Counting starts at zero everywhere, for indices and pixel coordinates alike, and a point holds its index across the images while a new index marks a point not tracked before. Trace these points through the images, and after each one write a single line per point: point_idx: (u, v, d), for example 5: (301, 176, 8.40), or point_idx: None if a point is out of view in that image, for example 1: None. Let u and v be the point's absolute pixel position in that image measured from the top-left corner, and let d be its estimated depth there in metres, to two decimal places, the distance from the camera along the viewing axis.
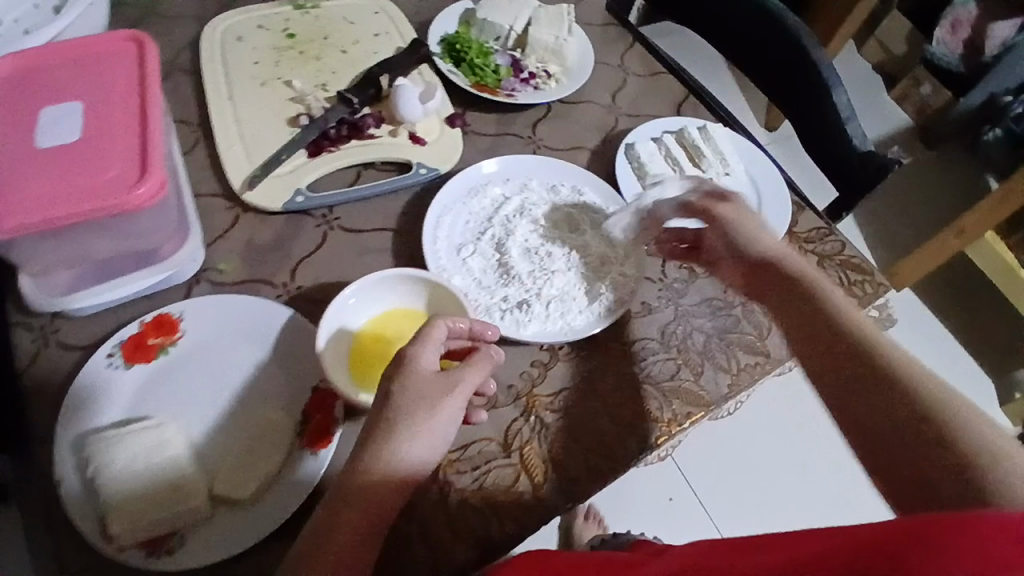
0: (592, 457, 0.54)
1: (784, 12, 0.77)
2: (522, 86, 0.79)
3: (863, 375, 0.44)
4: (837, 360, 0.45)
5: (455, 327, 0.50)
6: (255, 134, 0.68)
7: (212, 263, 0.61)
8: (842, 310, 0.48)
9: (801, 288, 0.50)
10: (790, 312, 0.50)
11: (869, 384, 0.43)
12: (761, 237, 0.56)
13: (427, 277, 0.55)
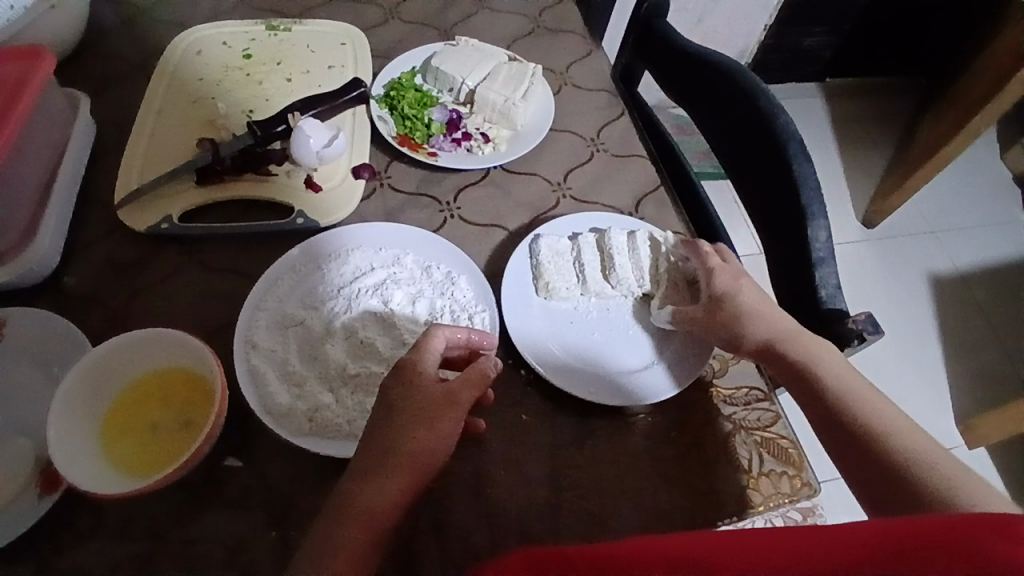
0: (576, 523, 0.50)
1: (777, 111, 0.63)
2: (449, 146, 0.71)
3: (859, 444, 0.49)
4: (855, 462, 0.49)
5: (453, 338, 0.52)
6: (161, 149, 0.68)
7: (65, 272, 0.61)
8: (854, 399, 0.52)
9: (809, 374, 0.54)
10: (819, 409, 0.53)
11: (879, 461, 0.48)
12: (764, 303, 0.58)
13: (169, 338, 0.50)
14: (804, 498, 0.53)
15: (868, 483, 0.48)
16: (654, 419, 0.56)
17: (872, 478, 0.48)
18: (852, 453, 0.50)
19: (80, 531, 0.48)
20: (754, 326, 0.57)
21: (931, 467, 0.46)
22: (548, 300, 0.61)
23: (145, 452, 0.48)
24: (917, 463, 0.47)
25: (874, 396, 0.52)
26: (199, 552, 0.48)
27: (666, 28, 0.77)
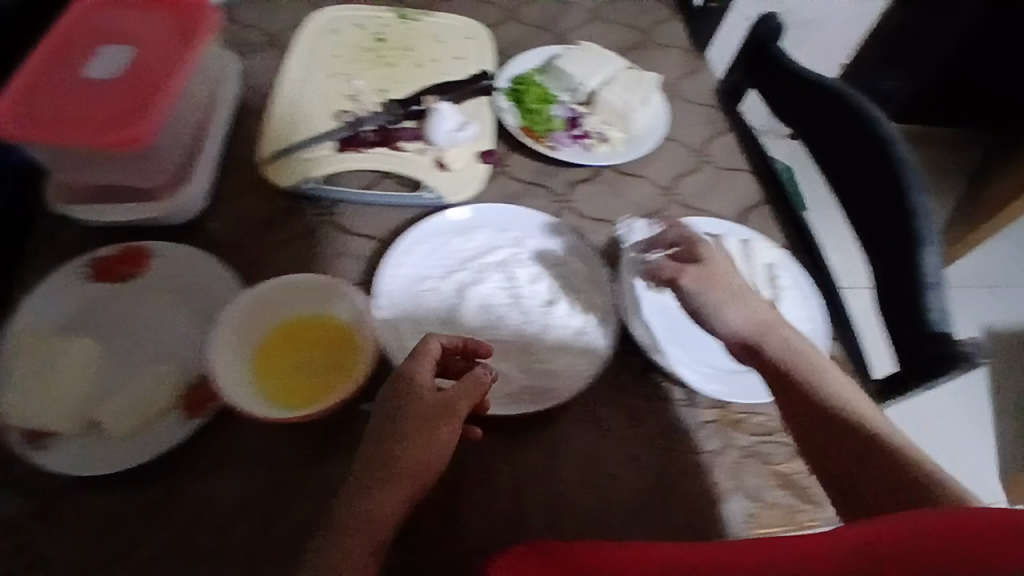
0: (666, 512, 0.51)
1: (893, 140, 0.65)
2: (568, 142, 0.74)
3: (883, 462, 0.49)
4: (860, 474, 0.50)
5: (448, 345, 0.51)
6: (301, 117, 0.72)
7: (211, 219, 0.65)
8: (854, 409, 0.53)
9: (812, 390, 0.53)
10: (806, 421, 0.53)
11: (888, 473, 0.49)
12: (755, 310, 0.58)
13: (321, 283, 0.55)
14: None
15: (868, 491, 0.49)
16: (760, 418, 0.58)
17: (887, 492, 0.48)
18: (849, 461, 0.51)
19: (217, 454, 0.52)
20: (767, 344, 0.56)
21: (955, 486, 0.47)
22: (659, 295, 0.63)
23: (294, 385, 0.51)
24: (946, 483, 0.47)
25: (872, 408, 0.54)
26: (330, 488, 0.50)
27: (782, 52, 0.79)
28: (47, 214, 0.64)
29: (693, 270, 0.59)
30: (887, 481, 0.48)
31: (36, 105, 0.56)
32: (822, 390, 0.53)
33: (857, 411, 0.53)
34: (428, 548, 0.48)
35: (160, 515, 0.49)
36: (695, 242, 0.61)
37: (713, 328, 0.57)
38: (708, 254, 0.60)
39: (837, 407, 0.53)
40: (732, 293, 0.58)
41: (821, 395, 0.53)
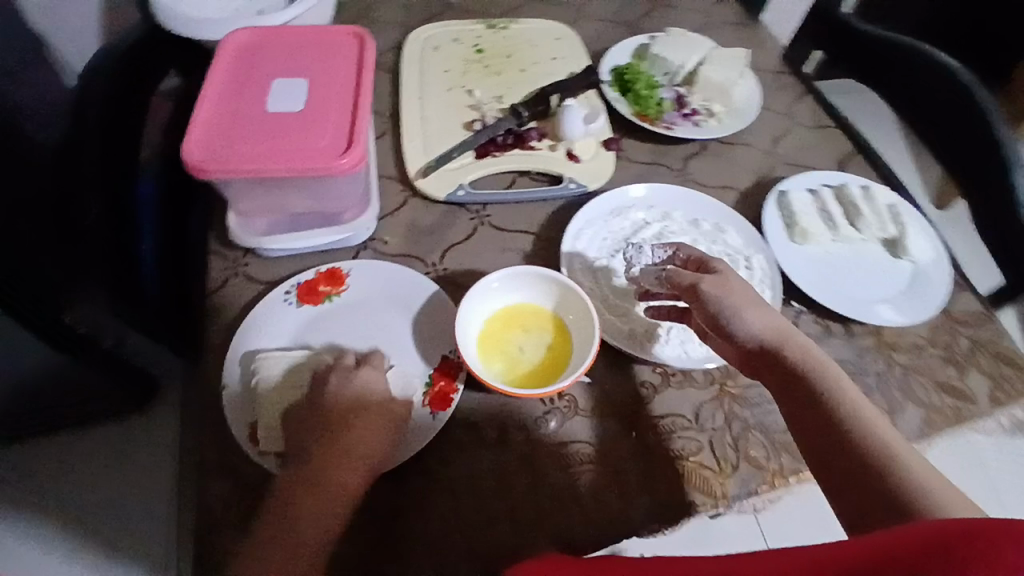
0: None
1: (974, 85, 0.73)
2: (682, 120, 0.81)
3: (870, 478, 0.44)
4: (858, 495, 0.44)
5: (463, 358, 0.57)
6: (435, 132, 0.77)
7: (379, 234, 0.70)
8: (850, 408, 0.48)
9: (795, 372, 0.50)
10: (799, 412, 0.49)
11: (891, 494, 0.42)
12: (754, 302, 0.55)
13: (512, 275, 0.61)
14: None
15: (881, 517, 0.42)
16: (913, 338, 0.66)
17: (886, 515, 0.42)
18: (857, 484, 0.44)
19: (463, 442, 0.56)
20: (744, 326, 0.53)
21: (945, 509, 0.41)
22: (802, 245, 0.71)
23: (518, 365, 0.59)
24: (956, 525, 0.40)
25: (870, 410, 0.48)
26: (569, 450, 0.56)
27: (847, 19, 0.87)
28: (227, 252, 0.67)
29: (714, 278, 0.56)
30: (886, 503, 0.42)
31: (239, 142, 0.59)
32: (831, 393, 0.49)
33: (861, 421, 0.47)
34: (673, 485, 0.55)
35: (429, 502, 0.53)
36: (706, 259, 0.59)
37: (731, 332, 0.54)
38: (722, 267, 0.57)
39: (844, 419, 0.47)
40: (759, 305, 0.55)
41: (832, 399, 0.48)
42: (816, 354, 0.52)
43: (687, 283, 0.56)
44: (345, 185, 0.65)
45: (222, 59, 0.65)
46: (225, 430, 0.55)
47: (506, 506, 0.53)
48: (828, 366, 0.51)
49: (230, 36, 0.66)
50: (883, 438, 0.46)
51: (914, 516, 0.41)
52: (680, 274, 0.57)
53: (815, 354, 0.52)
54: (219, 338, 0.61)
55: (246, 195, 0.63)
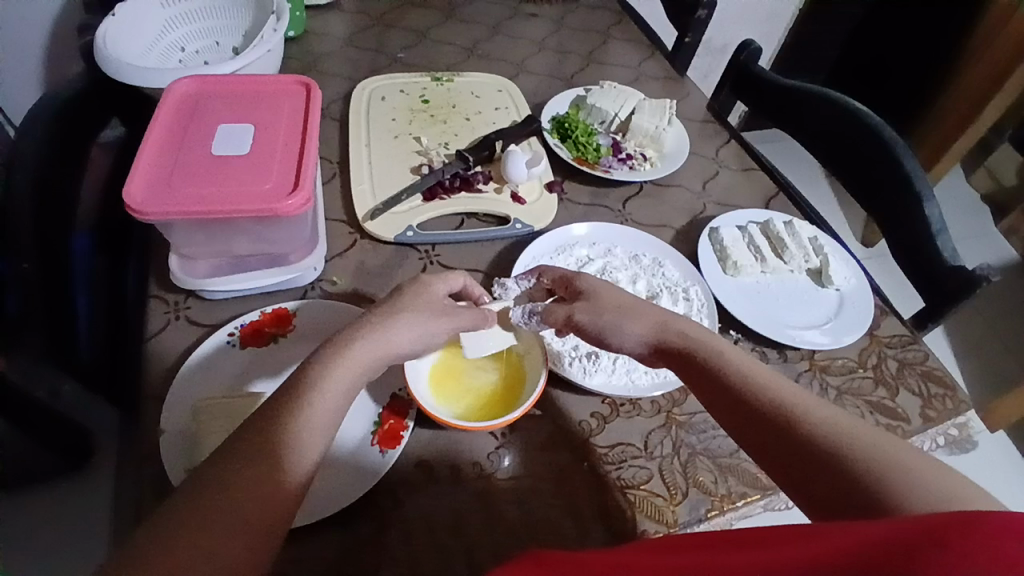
0: None
1: (882, 125, 0.82)
2: (619, 164, 0.86)
3: (800, 442, 0.47)
4: (782, 451, 0.48)
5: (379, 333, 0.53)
6: (383, 176, 0.79)
7: (327, 276, 0.69)
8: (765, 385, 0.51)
9: (702, 360, 0.55)
10: (721, 399, 0.53)
11: (815, 455, 0.46)
12: (632, 300, 0.60)
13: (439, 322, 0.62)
14: (966, 411, 0.66)
15: (817, 482, 0.45)
16: (842, 361, 0.70)
17: (816, 475, 0.46)
18: (777, 443, 0.48)
19: (413, 482, 0.55)
20: (633, 322, 0.58)
21: (862, 453, 0.45)
22: (735, 276, 0.75)
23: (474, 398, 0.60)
24: (869, 461, 0.44)
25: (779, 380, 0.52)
26: (522, 485, 0.56)
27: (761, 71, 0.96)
28: (169, 295, 0.65)
29: (585, 305, 0.60)
30: (802, 455, 0.47)
31: (183, 186, 0.58)
32: (739, 376, 0.52)
33: (772, 390, 0.51)
34: (627, 514, 0.55)
35: (383, 546, 0.51)
36: (571, 277, 0.63)
37: (618, 347, 0.59)
38: (586, 283, 0.62)
39: (746, 384, 0.52)
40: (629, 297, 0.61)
41: (746, 376, 0.52)
42: (717, 343, 0.56)
43: (567, 316, 0.60)
44: (293, 228, 0.65)
45: (162, 111, 0.64)
46: (161, 480, 0.52)
47: (458, 546, 0.51)
48: (725, 346, 0.56)
49: (168, 89, 0.66)
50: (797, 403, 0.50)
51: (861, 481, 0.43)
52: (557, 312, 0.60)
53: (715, 341, 0.56)
54: (157, 385, 0.59)
55: (187, 238, 0.63)
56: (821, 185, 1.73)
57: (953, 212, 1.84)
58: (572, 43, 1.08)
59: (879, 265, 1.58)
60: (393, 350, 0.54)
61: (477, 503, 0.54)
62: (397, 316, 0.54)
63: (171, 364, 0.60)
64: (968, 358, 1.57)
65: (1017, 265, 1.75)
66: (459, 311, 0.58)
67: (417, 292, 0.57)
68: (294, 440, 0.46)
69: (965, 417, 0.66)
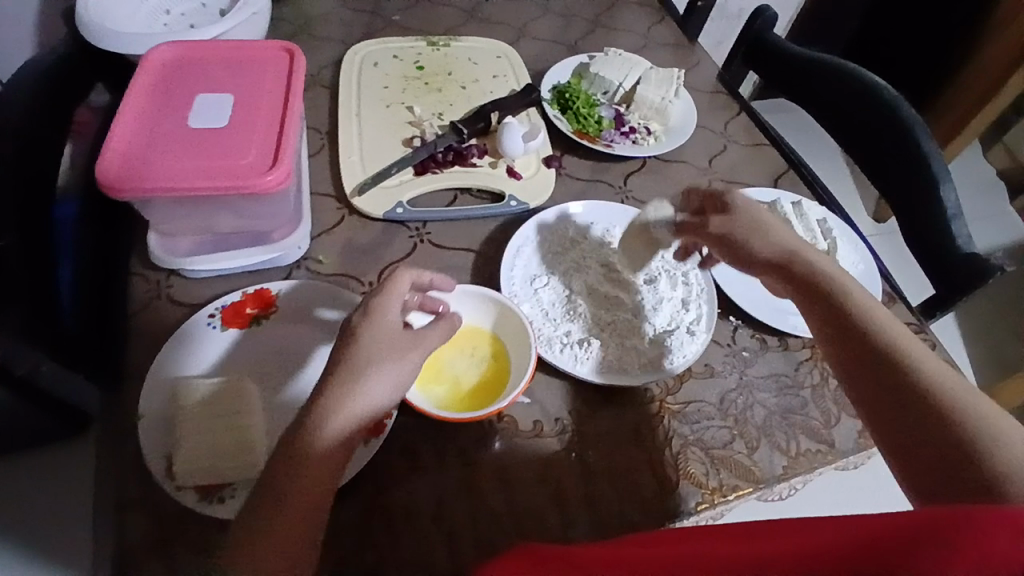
0: (795, 431, 0.60)
1: (900, 100, 0.78)
2: (621, 138, 0.82)
3: (918, 408, 0.46)
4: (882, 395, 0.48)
5: (382, 373, 0.48)
6: (373, 148, 0.76)
7: (313, 254, 0.67)
8: (883, 329, 0.51)
9: (822, 290, 0.55)
10: (831, 326, 0.53)
11: (931, 424, 0.45)
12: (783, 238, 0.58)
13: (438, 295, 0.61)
14: None
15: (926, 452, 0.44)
16: None
17: (925, 445, 0.45)
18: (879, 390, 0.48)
19: (397, 470, 0.54)
20: (764, 246, 0.58)
21: (981, 429, 0.43)
22: None
23: (459, 386, 0.58)
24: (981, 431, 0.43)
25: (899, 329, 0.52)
26: (508, 473, 0.55)
27: (776, 39, 0.91)
28: (150, 273, 0.63)
29: (722, 216, 0.60)
30: (904, 406, 0.47)
31: (158, 161, 0.56)
32: (858, 312, 0.53)
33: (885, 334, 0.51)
34: (615, 505, 0.54)
35: (364, 534, 0.50)
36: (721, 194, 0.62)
37: (745, 258, 0.59)
38: (735, 201, 0.61)
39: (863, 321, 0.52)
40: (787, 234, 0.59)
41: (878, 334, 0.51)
42: (851, 291, 0.54)
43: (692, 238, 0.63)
44: (276, 204, 0.62)
45: (139, 80, 0.61)
46: (141, 465, 0.51)
47: (442, 536, 0.51)
48: (854, 286, 0.55)
49: (146, 56, 0.63)
50: (919, 367, 0.48)
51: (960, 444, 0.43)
52: (689, 221, 0.63)
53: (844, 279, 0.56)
54: (138, 366, 0.57)
55: (166, 215, 0.60)
56: (835, 158, 1.67)
57: (968, 190, 1.78)
58: (577, 6, 1.02)
59: (887, 243, 1.54)
60: (381, 399, 0.49)
61: (461, 491, 0.53)
62: (361, 376, 0.47)
63: (151, 344, 0.59)
64: (975, 339, 1.54)
65: None
66: (426, 339, 0.52)
67: (373, 338, 0.49)
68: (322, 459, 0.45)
69: None
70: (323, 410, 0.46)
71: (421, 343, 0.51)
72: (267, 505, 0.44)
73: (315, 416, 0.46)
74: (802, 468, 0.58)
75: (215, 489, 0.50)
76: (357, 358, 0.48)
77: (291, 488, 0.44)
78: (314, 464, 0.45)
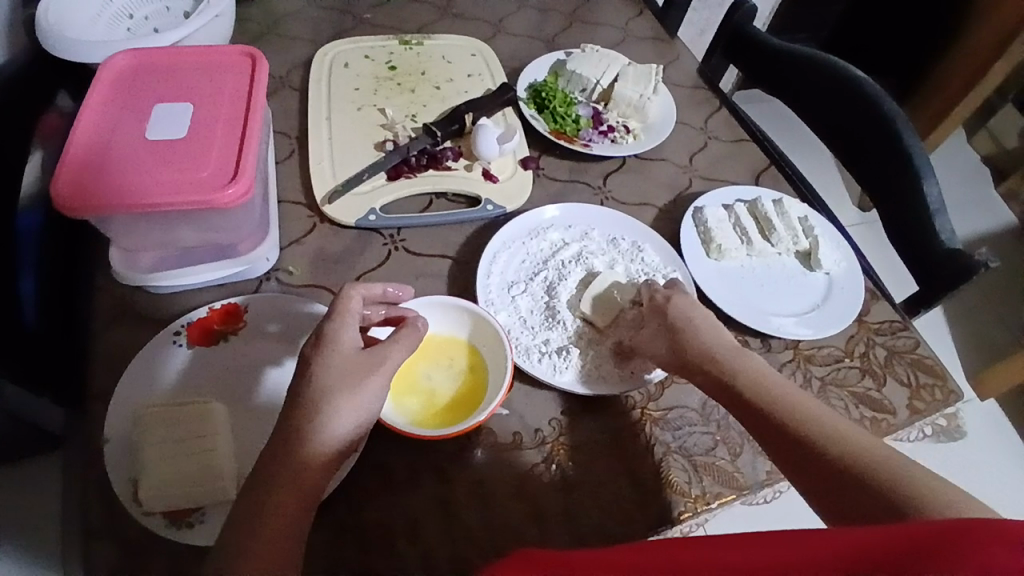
0: None
1: (880, 94, 0.77)
2: (599, 137, 0.81)
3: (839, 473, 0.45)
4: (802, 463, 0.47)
5: (345, 392, 0.47)
6: (344, 153, 0.73)
7: (283, 264, 0.65)
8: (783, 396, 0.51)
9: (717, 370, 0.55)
10: (729, 401, 0.53)
11: (848, 476, 0.45)
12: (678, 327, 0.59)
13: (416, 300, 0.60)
14: (955, 402, 0.63)
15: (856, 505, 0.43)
16: (827, 350, 0.66)
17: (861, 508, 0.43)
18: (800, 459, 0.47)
19: (371, 489, 0.52)
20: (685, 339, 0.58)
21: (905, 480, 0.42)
22: (719, 260, 0.71)
23: (434, 399, 0.57)
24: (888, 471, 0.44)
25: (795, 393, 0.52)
26: (487, 489, 0.53)
27: (755, 33, 0.90)
28: (114, 288, 0.61)
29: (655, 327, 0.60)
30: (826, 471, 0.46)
31: (114, 176, 0.54)
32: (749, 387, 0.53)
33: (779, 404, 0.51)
34: (596, 517, 0.53)
35: (338, 557, 0.49)
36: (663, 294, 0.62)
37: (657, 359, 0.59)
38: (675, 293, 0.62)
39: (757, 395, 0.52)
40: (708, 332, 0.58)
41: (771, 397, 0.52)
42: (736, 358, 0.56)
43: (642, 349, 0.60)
44: (241, 216, 0.60)
45: (95, 90, 0.58)
46: (104, 493, 0.49)
47: (418, 557, 0.49)
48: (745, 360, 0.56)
49: (104, 65, 0.60)
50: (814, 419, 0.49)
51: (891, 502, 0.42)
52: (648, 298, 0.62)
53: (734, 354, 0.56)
54: (101, 387, 0.55)
55: (127, 229, 0.58)
56: (819, 148, 1.66)
57: (952, 177, 1.78)
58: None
59: (872, 232, 1.54)
60: (363, 412, 0.48)
61: (437, 508, 0.52)
62: (319, 406, 0.46)
63: (115, 363, 0.57)
64: (961, 326, 1.54)
65: (1014, 229, 1.70)
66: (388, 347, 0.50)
67: (327, 364, 0.48)
68: (298, 481, 0.44)
69: (953, 408, 0.63)
70: (290, 436, 0.46)
71: (379, 360, 0.49)
72: (242, 530, 0.42)
73: (287, 445, 0.45)
74: (786, 473, 0.57)
75: (184, 515, 0.49)
76: (327, 378, 0.48)
77: (269, 507, 0.43)
78: (291, 485, 0.44)
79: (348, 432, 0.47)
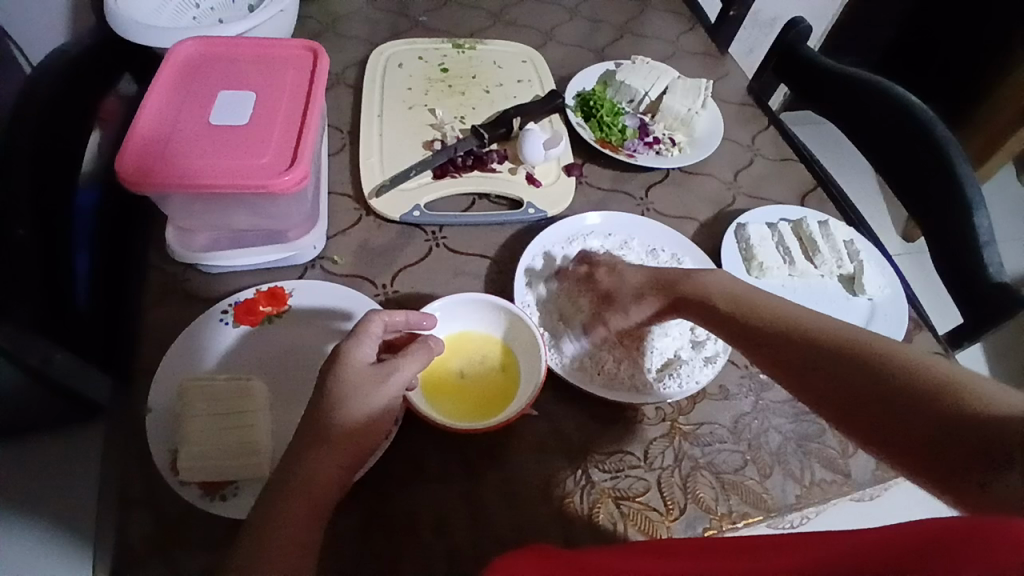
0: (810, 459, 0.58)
1: (936, 122, 0.75)
2: (643, 148, 0.81)
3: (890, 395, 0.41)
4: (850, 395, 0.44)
5: (353, 408, 0.47)
6: (393, 150, 0.75)
7: (328, 254, 0.67)
8: (814, 328, 0.49)
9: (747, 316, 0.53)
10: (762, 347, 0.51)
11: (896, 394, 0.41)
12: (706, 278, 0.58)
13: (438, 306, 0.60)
14: None
15: (918, 442, 0.39)
16: None
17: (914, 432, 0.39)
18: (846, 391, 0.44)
19: (399, 479, 0.53)
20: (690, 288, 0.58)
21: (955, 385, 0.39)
22: (759, 278, 0.70)
23: (465, 396, 0.57)
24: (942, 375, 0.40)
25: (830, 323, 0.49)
26: (512, 488, 0.54)
27: (808, 53, 0.89)
28: (167, 266, 0.64)
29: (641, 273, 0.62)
30: (875, 398, 0.42)
31: (178, 158, 0.56)
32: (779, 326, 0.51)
33: (820, 333, 0.48)
34: (618, 525, 0.53)
35: (362, 542, 0.49)
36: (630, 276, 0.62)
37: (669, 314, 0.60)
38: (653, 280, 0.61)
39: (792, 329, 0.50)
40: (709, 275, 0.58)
41: (809, 340, 0.48)
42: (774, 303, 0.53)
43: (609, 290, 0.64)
44: (292, 203, 0.62)
45: (163, 77, 0.61)
46: (146, 458, 0.52)
47: (442, 548, 0.50)
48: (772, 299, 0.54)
49: (173, 53, 0.63)
50: (854, 343, 0.46)
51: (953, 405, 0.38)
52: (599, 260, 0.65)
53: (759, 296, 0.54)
54: (149, 359, 0.57)
55: (184, 210, 0.61)
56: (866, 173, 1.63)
57: (1005, 212, 1.72)
58: (607, 12, 1.01)
59: (916, 263, 1.50)
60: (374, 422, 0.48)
61: (462, 502, 0.52)
62: (332, 417, 0.47)
63: (164, 337, 0.59)
64: (1007, 366, 1.49)
65: None
66: (399, 365, 0.50)
67: (340, 380, 0.48)
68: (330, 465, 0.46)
69: None
70: (315, 438, 0.46)
71: (390, 373, 0.50)
72: (277, 508, 0.44)
73: (321, 435, 0.46)
74: (817, 498, 0.56)
75: (219, 487, 0.50)
76: (338, 395, 0.47)
77: (306, 487, 0.45)
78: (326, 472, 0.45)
79: (360, 442, 0.48)
